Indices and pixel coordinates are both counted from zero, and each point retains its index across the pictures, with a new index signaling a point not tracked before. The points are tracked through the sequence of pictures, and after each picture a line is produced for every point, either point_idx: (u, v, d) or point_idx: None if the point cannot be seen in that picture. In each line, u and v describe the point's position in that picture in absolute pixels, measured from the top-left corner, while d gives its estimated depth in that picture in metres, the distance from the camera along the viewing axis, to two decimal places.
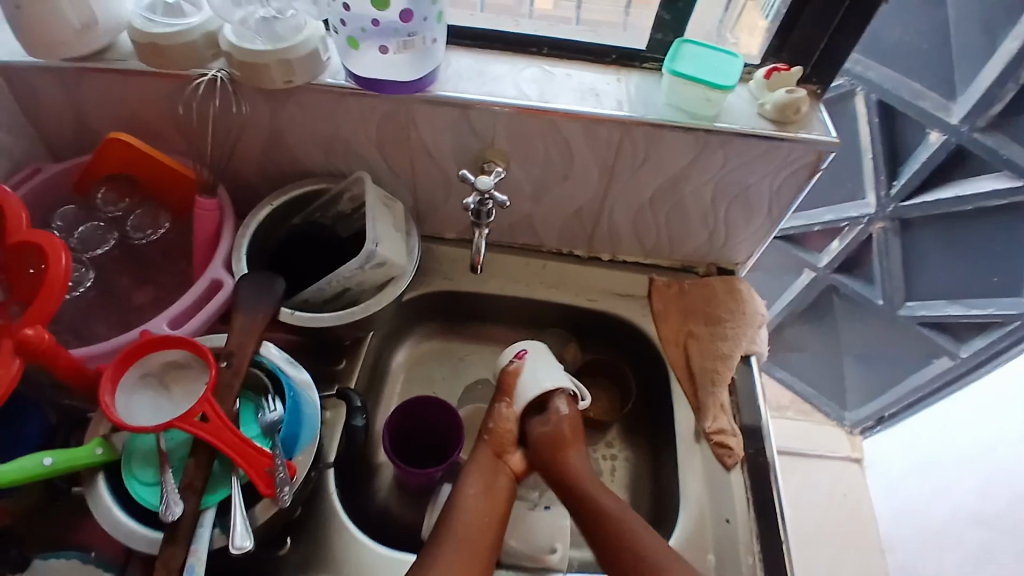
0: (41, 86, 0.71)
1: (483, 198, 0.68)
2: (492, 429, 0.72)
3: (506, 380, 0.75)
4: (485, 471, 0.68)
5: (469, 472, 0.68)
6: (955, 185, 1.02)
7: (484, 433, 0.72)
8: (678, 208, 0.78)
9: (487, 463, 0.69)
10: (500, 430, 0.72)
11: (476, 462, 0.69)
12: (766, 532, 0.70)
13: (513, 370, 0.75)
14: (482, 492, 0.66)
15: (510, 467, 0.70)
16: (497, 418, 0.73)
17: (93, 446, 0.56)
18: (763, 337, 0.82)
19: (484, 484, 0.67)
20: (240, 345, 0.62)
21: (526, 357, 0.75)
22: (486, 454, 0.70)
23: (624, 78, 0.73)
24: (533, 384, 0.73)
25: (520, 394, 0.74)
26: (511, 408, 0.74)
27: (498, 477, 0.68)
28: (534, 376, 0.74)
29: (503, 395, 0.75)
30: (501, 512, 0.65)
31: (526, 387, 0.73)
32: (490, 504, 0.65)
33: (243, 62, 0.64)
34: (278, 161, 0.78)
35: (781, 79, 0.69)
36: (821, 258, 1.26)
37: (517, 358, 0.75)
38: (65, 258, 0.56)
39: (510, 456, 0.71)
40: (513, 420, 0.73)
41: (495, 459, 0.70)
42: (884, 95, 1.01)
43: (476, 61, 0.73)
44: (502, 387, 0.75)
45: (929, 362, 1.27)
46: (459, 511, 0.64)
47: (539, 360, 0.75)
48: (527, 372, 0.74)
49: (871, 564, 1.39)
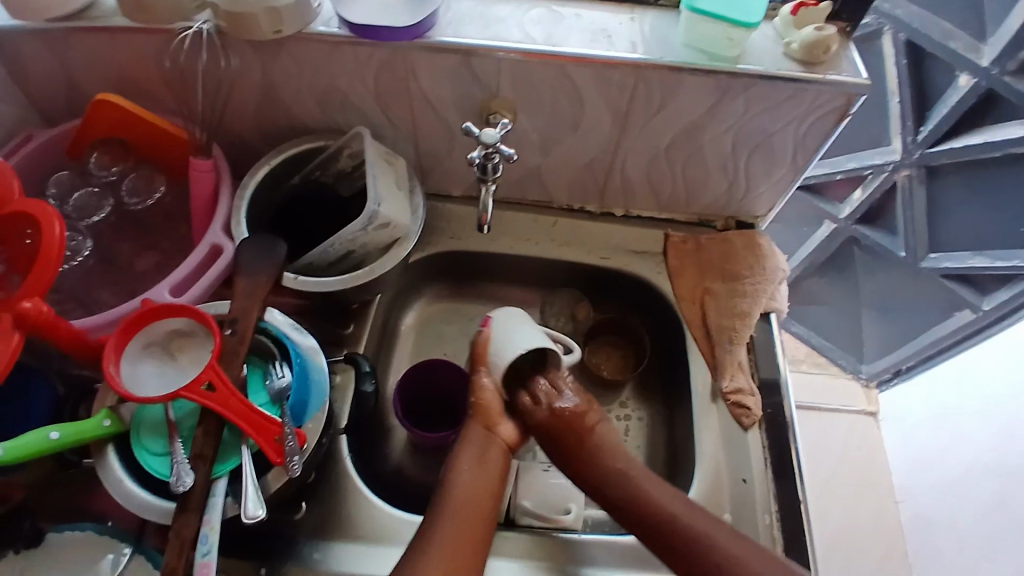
0: (23, 48, 0.67)
1: (488, 151, 0.64)
2: (475, 403, 0.68)
3: (478, 349, 0.70)
4: (475, 445, 0.65)
5: (461, 450, 0.65)
6: (985, 130, 0.96)
7: (469, 409, 0.68)
8: (695, 158, 0.74)
9: (477, 437, 0.66)
10: (483, 404, 0.68)
11: (468, 440, 0.66)
12: (783, 489, 0.69)
13: (483, 339, 0.70)
14: (476, 467, 0.63)
15: (503, 438, 0.67)
16: (477, 390, 0.69)
17: (101, 418, 0.55)
18: (783, 293, 0.79)
19: (478, 459, 0.64)
20: (243, 311, 0.61)
21: (492, 322, 0.70)
22: (474, 430, 0.66)
23: (638, 16, 0.68)
24: (504, 353, 0.68)
25: (496, 362, 0.69)
26: (491, 376, 0.69)
27: (490, 450, 0.65)
28: (506, 342, 0.68)
29: (478, 363, 0.70)
30: (499, 485, 0.63)
31: (500, 352, 0.69)
32: (487, 476, 0.63)
33: (231, 13, 0.60)
34: (275, 117, 0.74)
35: (807, 16, 0.64)
36: (842, 209, 1.21)
37: (484, 326, 0.71)
38: (58, 227, 0.54)
39: (499, 427, 0.68)
40: (493, 389, 0.69)
41: (485, 434, 0.66)
42: (914, 35, 0.95)
43: (479, 2, 0.68)
44: (476, 358, 0.70)
45: (951, 314, 1.24)
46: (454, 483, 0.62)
47: (508, 323, 0.69)
48: (497, 339, 0.69)
49: (884, 514, 1.40)
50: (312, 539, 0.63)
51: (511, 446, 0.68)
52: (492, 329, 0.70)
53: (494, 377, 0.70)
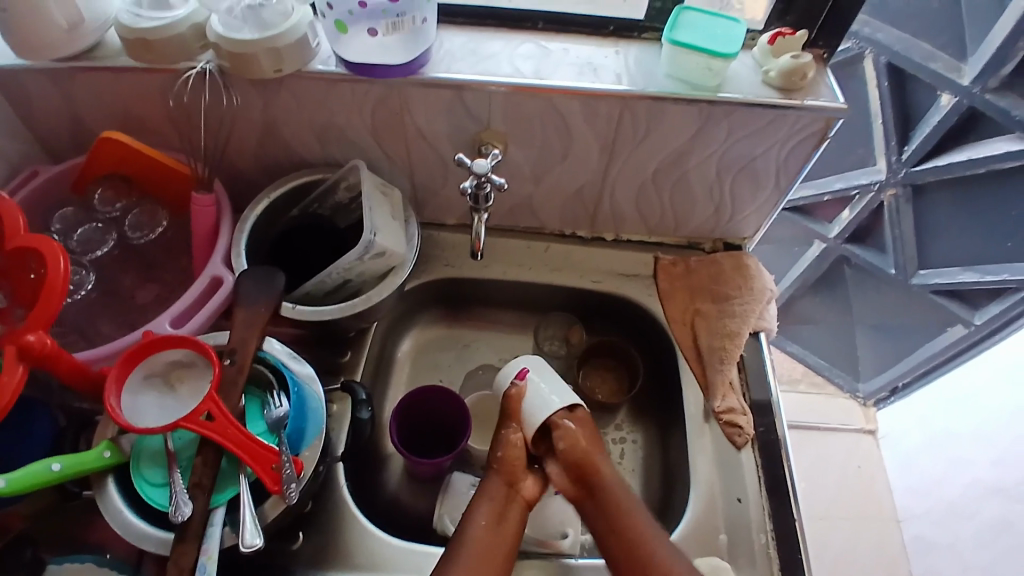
0: (30, 87, 0.70)
1: (480, 182, 0.66)
2: (502, 457, 0.68)
3: (511, 405, 0.69)
4: (496, 499, 0.65)
5: (478, 502, 0.65)
6: (967, 148, 0.99)
7: (494, 462, 0.68)
8: (683, 184, 0.77)
9: (498, 492, 0.66)
10: (509, 457, 0.68)
11: (486, 492, 0.66)
12: (779, 509, 0.69)
13: (515, 394, 0.70)
14: (494, 522, 0.63)
15: (524, 495, 0.67)
16: (506, 444, 0.69)
17: (101, 450, 0.56)
18: (772, 312, 0.80)
19: (495, 513, 0.64)
20: (243, 342, 0.62)
21: (528, 377, 0.70)
22: (497, 484, 0.66)
23: (623, 50, 0.71)
24: (540, 409, 0.69)
25: (529, 418, 0.69)
26: (521, 433, 0.69)
27: (510, 507, 0.65)
28: (541, 400, 0.69)
29: (510, 420, 0.69)
30: (512, 544, 0.63)
31: (534, 412, 0.69)
32: (501, 532, 0.63)
33: (231, 53, 0.63)
34: (273, 152, 0.76)
35: (785, 45, 0.67)
36: (831, 229, 1.23)
37: (519, 379, 0.70)
38: (63, 260, 0.56)
39: (523, 484, 0.67)
40: (522, 444, 0.69)
41: (507, 490, 0.66)
42: (894, 57, 0.98)
43: (470, 39, 0.70)
44: (507, 412, 0.70)
45: (943, 332, 1.26)
46: (468, 533, 0.62)
47: (544, 380, 0.70)
48: (532, 396, 0.69)
49: (887, 534, 1.40)
50: (310, 568, 0.63)
51: (531, 503, 0.67)
52: (527, 384, 0.70)
53: (526, 433, 0.69)
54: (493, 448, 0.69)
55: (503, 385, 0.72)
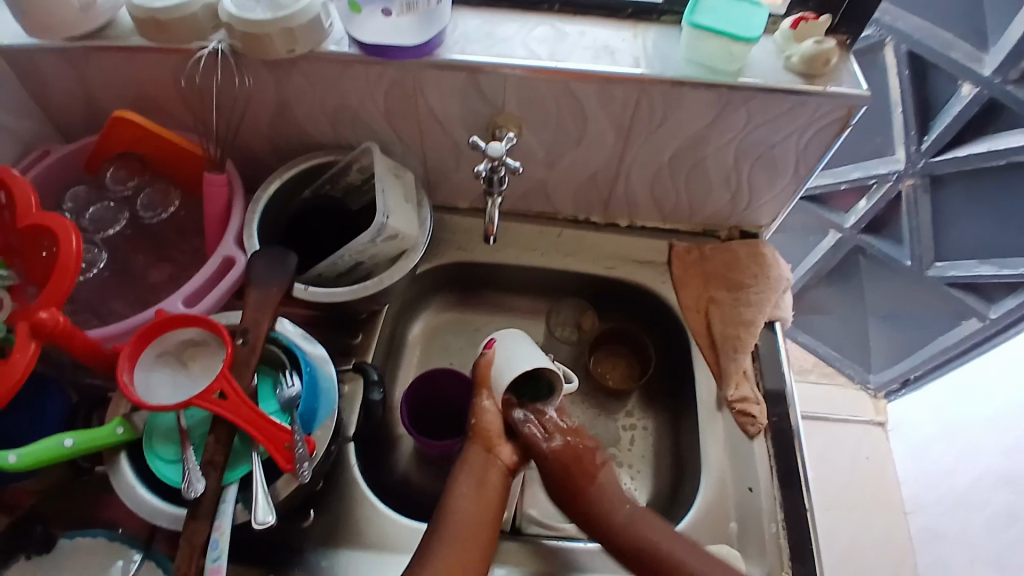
0: (42, 66, 0.69)
1: (494, 165, 0.66)
2: (475, 424, 0.67)
3: (479, 371, 0.68)
4: (475, 470, 0.63)
5: (461, 471, 0.64)
6: (988, 140, 0.97)
7: (469, 430, 0.66)
8: (698, 170, 0.75)
9: (478, 460, 0.64)
10: (483, 424, 0.66)
11: (465, 463, 0.64)
12: (790, 499, 0.69)
13: (486, 360, 0.68)
14: (477, 491, 0.62)
15: (503, 460, 0.65)
16: (477, 411, 0.67)
17: (115, 426, 0.56)
18: (787, 302, 0.79)
19: (477, 483, 0.63)
20: (256, 322, 0.62)
21: (495, 346, 0.68)
22: (474, 452, 0.65)
23: (640, 33, 0.70)
24: (506, 374, 0.66)
25: (497, 384, 0.66)
26: (491, 399, 0.67)
27: (491, 475, 0.64)
28: (506, 364, 0.66)
29: (480, 387, 0.68)
30: (497, 511, 0.62)
31: (501, 376, 0.66)
32: (487, 501, 0.62)
33: (244, 33, 0.62)
34: (286, 134, 0.76)
35: (807, 30, 0.65)
36: (847, 219, 1.21)
37: (487, 348, 0.69)
38: (75, 238, 0.56)
39: (500, 449, 0.65)
40: (494, 411, 0.67)
41: (485, 456, 0.65)
42: (915, 46, 0.96)
43: (485, 21, 0.69)
44: (477, 378, 0.68)
45: (957, 324, 1.24)
46: (456, 503, 0.61)
47: (511, 345, 0.67)
48: (500, 362, 0.67)
49: (895, 527, 1.39)
50: (321, 547, 0.63)
51: (513, 468, 0.66)
52: (494, 351, 0.68)
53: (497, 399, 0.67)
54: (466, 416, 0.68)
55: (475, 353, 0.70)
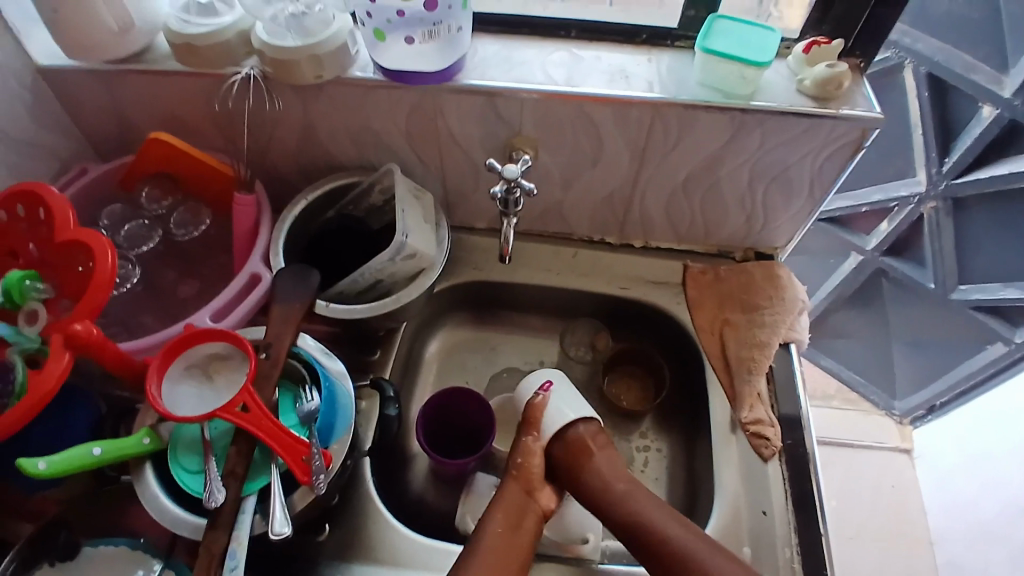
0: (85, 88, 0.73)
1: (510, 186, 0.67)
2: (521, 464, 0.69)
3: (532, 414, 0.72)
4: (513, 508, 0.66)
5: (496, 508, 0.66)
6: (1010, 161, 0.96)
7: (512, 468, 0.69)
8: (713, 192, 0.76)
9: (516, 500, 0.66)
10: (527, 466, 0.69)
11: (503, 498, 0.66)
12: (805, 525, 0.68)
13: (538, 403, 0.72)
14: (509, 530, 0.64)
15: (539, 505, 0.68)
16: (525, 452, 0.70)
17: (141, 436, 0.59)
18: (803, 324, 0.79)
19: (511, 521, 0.65)
20: (278, 336, 0.64)
21: (551, 390, 0.73)
22: (515, 492, 0.67)
23: (655, 58, 0.71)
24: (557, 416, 0.71)
25: (548, 427, 0.71)
26: (539, 441, 0.71)
27: (526, 516, 0.66)
28: (559, 408, 0.72)
29: (529, 427, 0.71)
30: (527, 552, 0.63)
31: (554, 421, 0.71)
32: (517, 541, 0.63)
33: (275, 59, 0.65)
34: (312, 155, 0.79)
35: (820, 54, 0.66)
36: (869, 241, 1.20)
37: (542, 390, 0.73)
38: (111, 256, 0.59)
39: (540, 493, 0.68)
40: (541, 454, 0.70)
41: (525, 498, 0.67)
42: (935, 68, 0.96)
43: (503, 47, 0.72)
44: (528, 421, 0.72)
45: (982, 348, 1.21)
46: (484, 539, 0.62)
47: (562, 392, 0.73)
48: (553, 406, 0.72)
49: (920, 558, 1.35)
50: (335, 561, 0.64)
51: (546, 514, 0.68)
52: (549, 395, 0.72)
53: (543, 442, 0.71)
54: (510, 455, 0.71)
55: (524, 396, 0.74)
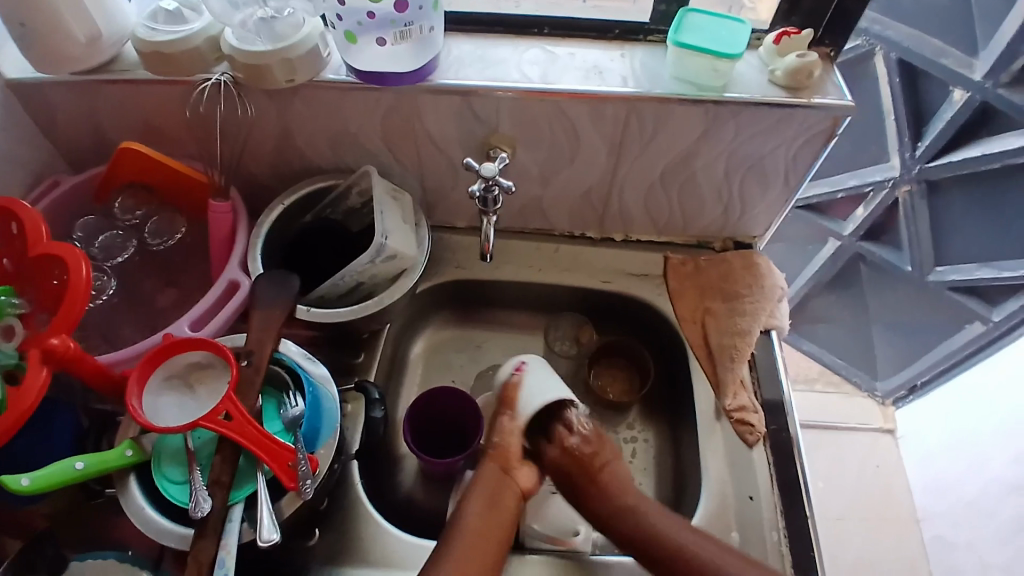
0: (54, 98, 0.72)
1: (488, 185, 0.67)
2: (498, 445, 0.70)
3: (507, 392, 0.72)
4: (490, 488, 0.66)
5: (476, 490, 0.66)
6: (981, 143, 0.98)
7: (489, 451, 0.69)
8: (690, 184, 0.77)
9: (492, 480, 0.67)
10: (504, 445, 0.70)
11: (482, 481, 0.67)
12: (791, 507, 0.69)
13: (515, 383, 0.72)
14: (486, 509, 0.64)
15: (517, 484, 0.68)
16: (501, 432, 0.70)
17: (124, 449, 0.58)
18: (783, 310, 0.80)
19: (489, 501, 0.65)
20: (259, 343, 0.64)
21: (526, 369, 0.73)
22: (491, 471, 0.68)
23: (628, 53, 0.72)
24: (533, 397, 0.71)
25: (524, 407, 0.71)
26: (515, 421, 0.71)
27: (504, 494, 0.66)
28: (536, 389, 0.71)
29: (505, 407, 0.71)
30: (506, 531, 0.64)
31: (528, 400, 0.71)
32: (497, 519, 0.64)
33: (246, 65, 0.65)
34: (288, 160, 0.78)
35: (791, 45, 0.67)
36: (846, 226, 1.22)
37: (516, 371, 0.73)
38: (85, 266, 0.58)
39: (516, 472, 0.68)
40: (517, 433, 0.70)
41: (501, 477, 0.67)
42: (905, 53, 0.97)
43: (477, 46, 0.72)
44: (504, 400, 0.72)
45: (962, 327, 1.24)
46: (463, 520, 0.63)
47: (538, 371, 0.73)
48: (528, 385, 0.72)
49: (907, 536, 1.38)
50: (326, 566, 0.64)
51: (526, 493, 0.69)
52: (524, 375, 0.72)
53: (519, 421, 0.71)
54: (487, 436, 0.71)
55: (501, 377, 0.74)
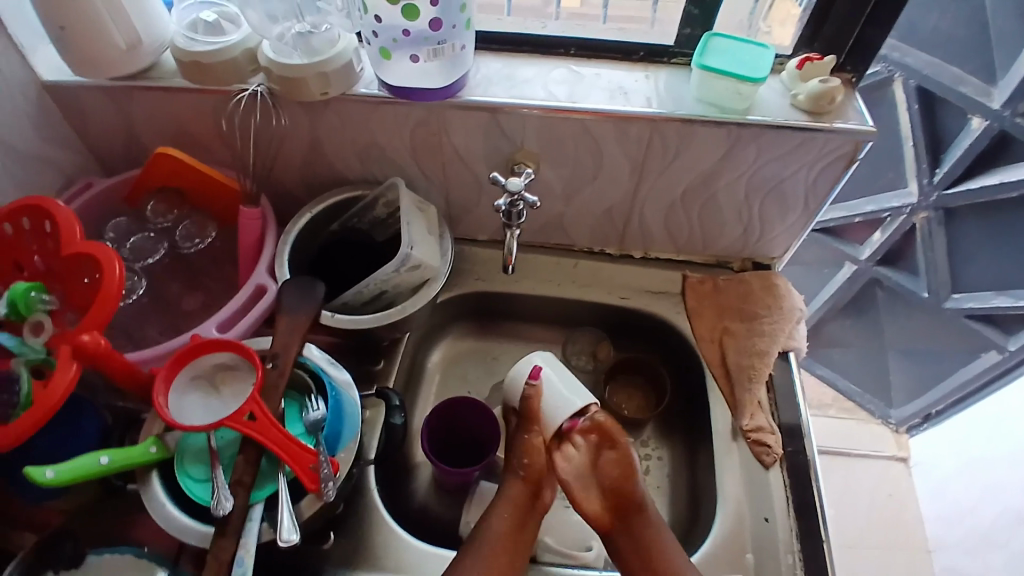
0: (94, 105, 0.75)
1: (513, 199, 0.69)
2: (528, 464, 0.69)
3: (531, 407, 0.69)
4: (519, 505, 0.67)
5: (499, 506, 0.66)
6: (1000, 172, 0.98)
7: (518, 469, 0.69)
8: (710, 205, 0.78)
9: (522, 500, 0.67)
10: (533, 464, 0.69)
11: (510, 498, 0.67)
12: (807, 534, 0.69)
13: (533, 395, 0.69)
14: (515, 529, 0.65)
15: (544, 502, 0.69)
16: (528, 450, 0.69)
17: (148, 445, 0.59)
18: (802, 332, 0.80)
19: (517, 520, 0.65)
20: (285, 347, 0.65)
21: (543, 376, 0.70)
22: (519, 491, 0.67)
23: (652, 75, 0.73)
24: (560, 406, 0.69)
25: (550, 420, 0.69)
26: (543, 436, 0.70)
27: (531, 514, 0.67)
28: (560, 397, 0.69)
29: (531, 423, 0.70)
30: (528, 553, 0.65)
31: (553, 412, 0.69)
32: (522, 538, 0.65)
33: (282, 77, 0.67)
34: (317, 170, 0.80)
35: (813, 69, 0.68)
36: (862, 251, 1.22)
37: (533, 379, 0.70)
38: (118, 267, 0.60)
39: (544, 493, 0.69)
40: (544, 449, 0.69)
41: (529, 498, 0.67)
42: (924, 81, 0.98)
43: (505, 65, 0.74)
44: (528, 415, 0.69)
45: (976, 356, 1.23)
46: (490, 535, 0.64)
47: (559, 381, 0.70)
48: (550, 400, 0.69)
49: (919, 565, 1.36)
50: (341, 570, 0.65)
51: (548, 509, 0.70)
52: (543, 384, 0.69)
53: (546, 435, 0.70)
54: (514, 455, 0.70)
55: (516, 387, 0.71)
